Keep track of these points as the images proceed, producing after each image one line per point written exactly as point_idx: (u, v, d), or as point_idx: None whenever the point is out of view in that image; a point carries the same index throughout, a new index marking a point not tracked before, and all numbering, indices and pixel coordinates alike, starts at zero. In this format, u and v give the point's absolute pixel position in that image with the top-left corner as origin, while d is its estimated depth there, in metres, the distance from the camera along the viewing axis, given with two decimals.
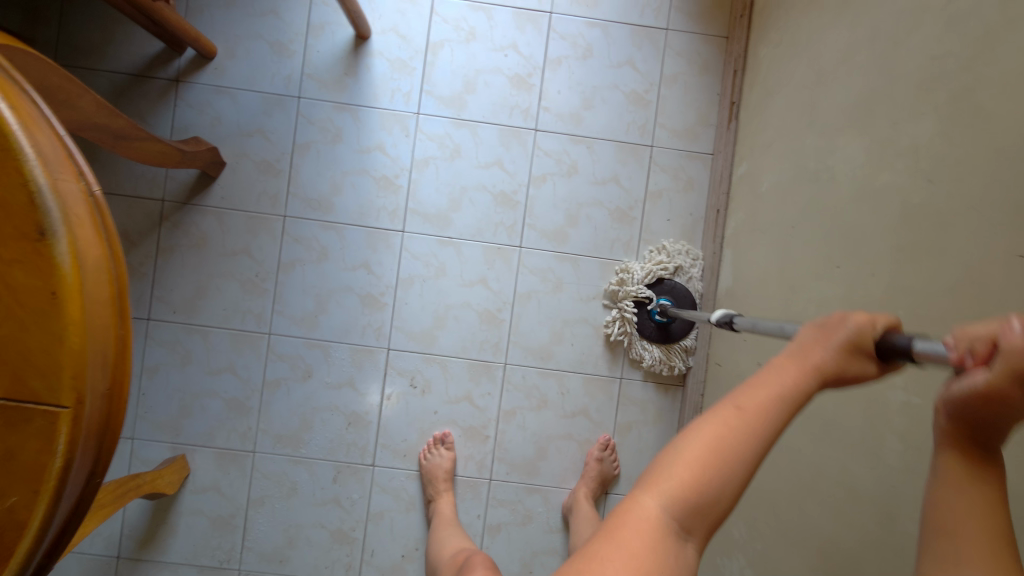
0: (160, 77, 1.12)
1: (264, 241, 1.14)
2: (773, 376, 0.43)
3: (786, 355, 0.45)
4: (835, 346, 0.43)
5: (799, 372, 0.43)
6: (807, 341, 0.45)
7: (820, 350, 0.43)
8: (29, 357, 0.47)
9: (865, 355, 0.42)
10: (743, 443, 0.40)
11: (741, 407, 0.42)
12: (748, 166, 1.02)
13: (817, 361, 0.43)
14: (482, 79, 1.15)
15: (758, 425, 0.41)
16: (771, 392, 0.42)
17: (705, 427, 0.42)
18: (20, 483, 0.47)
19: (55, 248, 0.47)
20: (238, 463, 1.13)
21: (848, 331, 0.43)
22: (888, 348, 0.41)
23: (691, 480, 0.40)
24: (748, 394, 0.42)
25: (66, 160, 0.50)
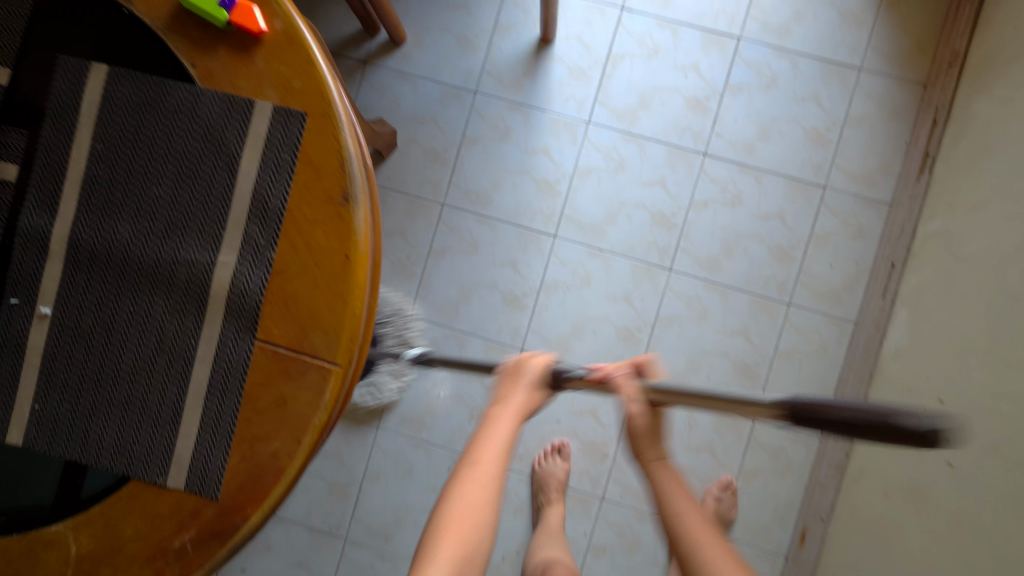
0: (351, 57, 1.17)
1: (420, 226, 1.17)
2: (496, 428, 0.63)
3: (496, 406, 0.66)
4: (524, 385, 0.67)
5: (506, 417, 0.64)
6: (510, 386, 0.68)
7: (517, 392, 0.66)
8: (314, 312, 0.49)
9: (540, 386, 0.68)
10: (489, 487, 0.58)
11: (475, 460, 0.60)
12: (942, 225, 0.98)
13: (518, 404, 0.66)
14: (659, 96, 1.14)
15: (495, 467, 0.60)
16: (501, 437, 0.62)
17: (465, 485, 0.58)
18: (286, 430, 0.49)
19: (354, 215, 0.49)
20: (362, 436, 1.17)
21: (522, 373, 0.68)
22: (552, 376, 0.68)
23: (465, 533, 0.55)
24: (483, 450, 0.61)
25: (357, 131, 0.50)
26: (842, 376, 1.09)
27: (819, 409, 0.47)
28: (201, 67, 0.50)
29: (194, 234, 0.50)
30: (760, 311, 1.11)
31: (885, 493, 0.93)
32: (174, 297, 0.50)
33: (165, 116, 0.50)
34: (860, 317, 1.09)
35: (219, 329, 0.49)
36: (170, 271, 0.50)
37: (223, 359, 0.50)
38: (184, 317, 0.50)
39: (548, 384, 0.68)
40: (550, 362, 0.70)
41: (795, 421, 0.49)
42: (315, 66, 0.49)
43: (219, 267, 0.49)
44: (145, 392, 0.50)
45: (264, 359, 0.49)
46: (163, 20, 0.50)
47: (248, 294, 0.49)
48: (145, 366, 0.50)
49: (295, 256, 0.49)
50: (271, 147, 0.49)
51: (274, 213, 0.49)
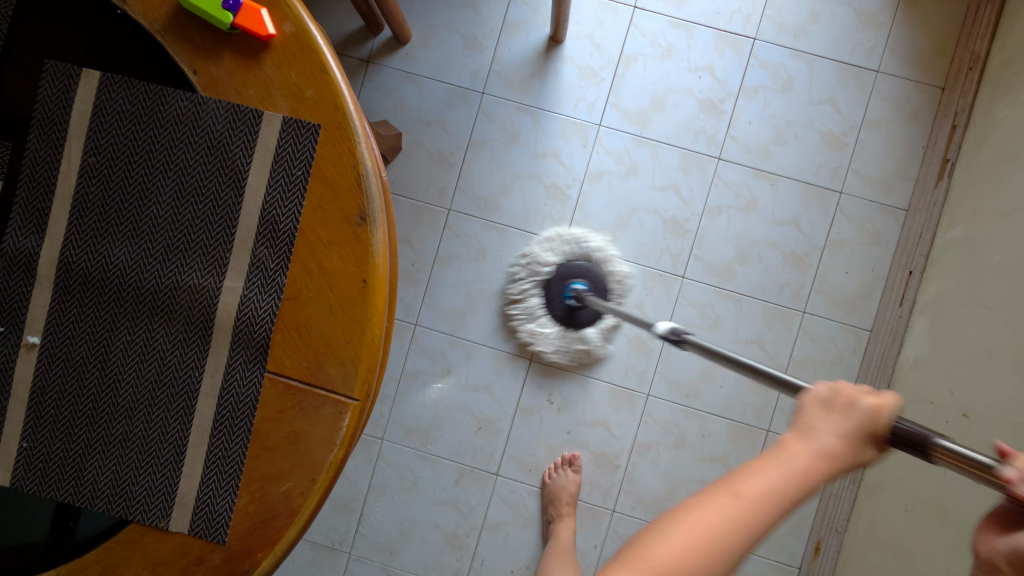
0: (352, 57, 1.13)
1: (425, 231, 1.12)
2: (777, 465, 0.39)
3: (794, 429, 0.41)
4: (848, 431, 0.40)
5: (805, 466, 0.39)
6: (833, 425, 0.40)
7: (831, 431, 0.40)
8: (331, 341, 0.45)
9: (868, 440, 0.40)
10: (731, 536, 0.37)
11: (735, 494, 0.38)
12: (964, 231, 0.95)
13: (826, 446, 0.39)
14: (672, 98, 1.10)
15: (751, 522, 0.37)
16: (770, 482, 0.38)
17: (697, 514, 0.38)
18: (300, 469, 0.45)
19: (372, 235, 0.45)
20: (366, 449, 1.13)
21: (861, 418, 0.40)
22: (900, 437, 0.39)
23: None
24: (746, 480, 0.39)
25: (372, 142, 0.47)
26: (857, 386, 1.06)
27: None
28: (204, 74, 0.46)
29: (197, 256, 0.46)
30: (775, 319, 1.09)
31: (906, 510, 0.89)
32: (176, 325, 0.46)
33: (164, 128, 0.46)
34: (876, 324, 1.07)
35: (226, 360, 0.46)
36: (172, 297, 0.46)
37: (230, 391, 0.46)
38: (187, 347, 0.46)
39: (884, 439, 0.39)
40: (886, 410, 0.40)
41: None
42: (329, 74, 0.45)
43: (225, 293, 0.45)
44: (145, 429, 0.46)
45: (275, 392, 0.46)
46: (160, 23, 0.46)
47: (256, 323, 0.45)
48: (145, 401, 0.46)
49: (309, 280, 0.45)
50: (281, 162, 0.45)
51: (285, 234, 0.45)
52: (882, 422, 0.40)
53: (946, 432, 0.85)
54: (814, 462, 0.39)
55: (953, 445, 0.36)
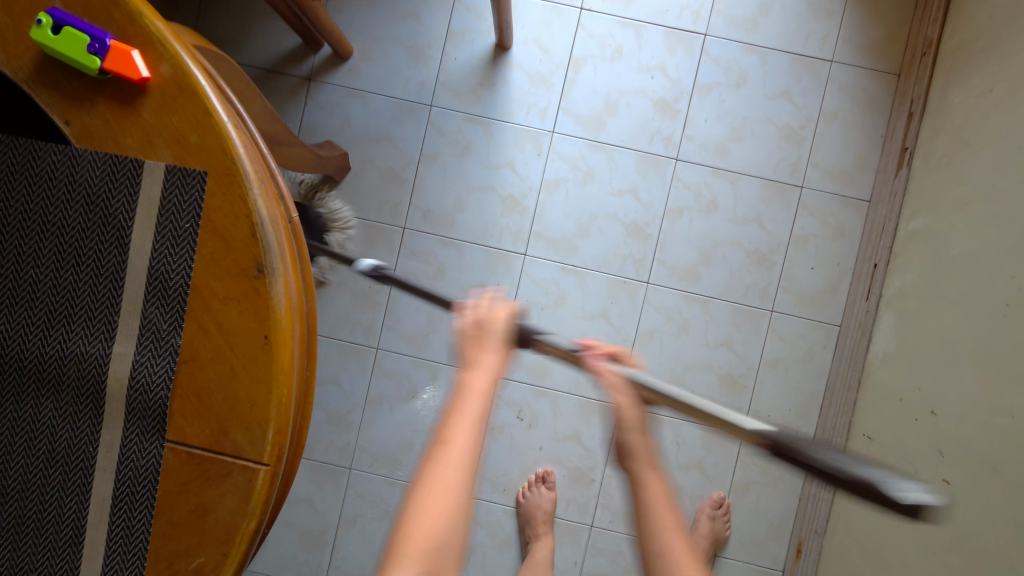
0: (294, 76, 1.09)
1: (381, 251, 1.09)
2: (466, 395, 0.52)
3: (467, 368, 0.54)
4: (491, 345, 0.55)
5: (483, 386, 0.52)
6: (490, 347, 0.55)
7: (490, 352, 0.55)
8: (235, 405, 0.42)
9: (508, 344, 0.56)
10: (463, 471, 0.48)
11: (443, 444, 0.49)
12: (925, 221, 0.93)
13: (491, 365, 0.54)
14: (624, 100, 1.08)
15: (467, 448, 0.49)
16: (470, 411, 0.51)
17: (435, 473, 0.48)
18: (210, 543, 0.42)
19: (272, 287, 0.42)
20: (334, 479, 1.09)
21: (489, 333, 0.56)
22: (518, 334, 0.57)
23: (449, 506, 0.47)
24: (453, 427, 0.50)
25: (268, 184, 0.43)
26: (830, 382, 1.04)
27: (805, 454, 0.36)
28: (78, 125, 0.42)
29: (83, 321, 0.42)
30: (742, 320, 1.06)
31: (881, 511, 0.87)
32: (64, 398, 0.42)
33: (36, 185, 0.42)
34: (845, 320, 1.05)
35: (122, 432, 0.42)
36: (58, 369, 0.42)
37: (128, 466, 0.42)
38: (79, 421, 0.42)
39: (514, 344, 0.57)
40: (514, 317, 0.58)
41: (775, 455, 0.39)
42: (213, 118, 0.42)
43: (115, 359, 0.42)
44: (39, 512, 0.42)
45: (179, 464, 0.42)
46: (25, 71, 0.42)
47: (153, 389, 0.42)
48: (36, 482, 0.42)
49: (207, 340, 0.42)
50: (167, 215, 0.42)
51: (176, 291, 0.42)
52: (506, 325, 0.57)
53: (918, 430, 0.83)
54: (486, 377, 0.53)
55: (554, 341, 0.56)
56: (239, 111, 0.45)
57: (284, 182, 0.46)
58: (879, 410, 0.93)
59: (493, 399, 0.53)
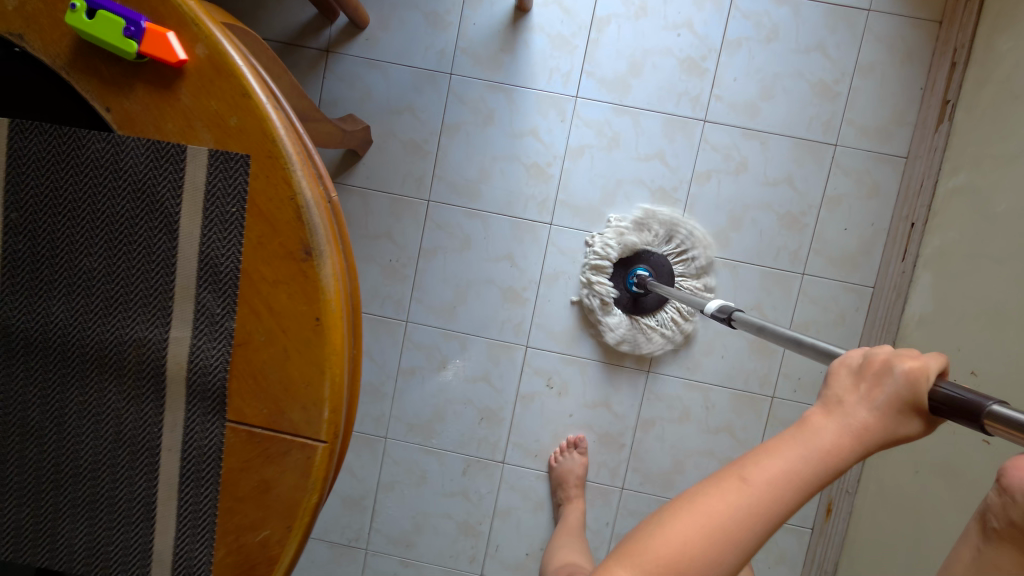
0: (311, 48, 1.07)
1: (407, 224, 1.09)
2: (794, 445, 0.36)
3: (823, 401, 0.37)
4: (880, 405, 0.35)
5: (828, 452, 0.35)
6: (886, 407, 0.35)
7: (861, 402, 0.35)
8: (291, 386, 0.43)
9: (909, 411, 0.34)
10: (741, 526, 0.35)
11: (734, 488, 0.36)
12: (968, 178, 0.90)
13: (856, 421, 0.35)
14: (650, 60, 1.04)
15: (764, 505, 0.35)
16: (784, 464, 0.36)
17: (703, 501, 0.36)
18: (274, 516, 0.44)
19: (320, 269, 0.42)
20: (371, 447, 1.13)
21: (895, 385, 0.34)
22: (946, 406, 0.32)
23: (694, 549, 0.34)
24: (757, 466, 0.36)
25: (311, 166, 0.43)
26: (863, 344, 1.03)
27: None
28: (118, 112, 0.43)
29: (140, 307, 0.43)
30: (773, 285, 1.05)
31: (916, 471, 0.87)
32: (126, 382, 0.44)
33: (84, 174, 0.43)
34: (879, 282, 1.03)
35: (183, 414, 0.44)
36: (118, 354, 0.43)
37: (192, 446, 0.44)
38: (142, 403, 0.44)
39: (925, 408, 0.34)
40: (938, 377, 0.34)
41: None
42: (252, 99, 0.41)
43: (173, 344, 0.43)
44: (110, 490, 0.44)
45: (239, 442, 0.44)
46: (63, 58, 0.42)
47: (210, 372, 0.43)
48: (107, 461, 0.44)
49: (259, 323, 0.43)
50: (213, 200, 0.42)
51: (228, 276, 0.43)
52: (922, 390, 0.34)
53: None
54: (840, 440, 0.35)
55: (1009, 412, 0.30)
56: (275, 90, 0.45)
57: (323, 163, 0.46)
58: None
59: (829, 475, 0.35)
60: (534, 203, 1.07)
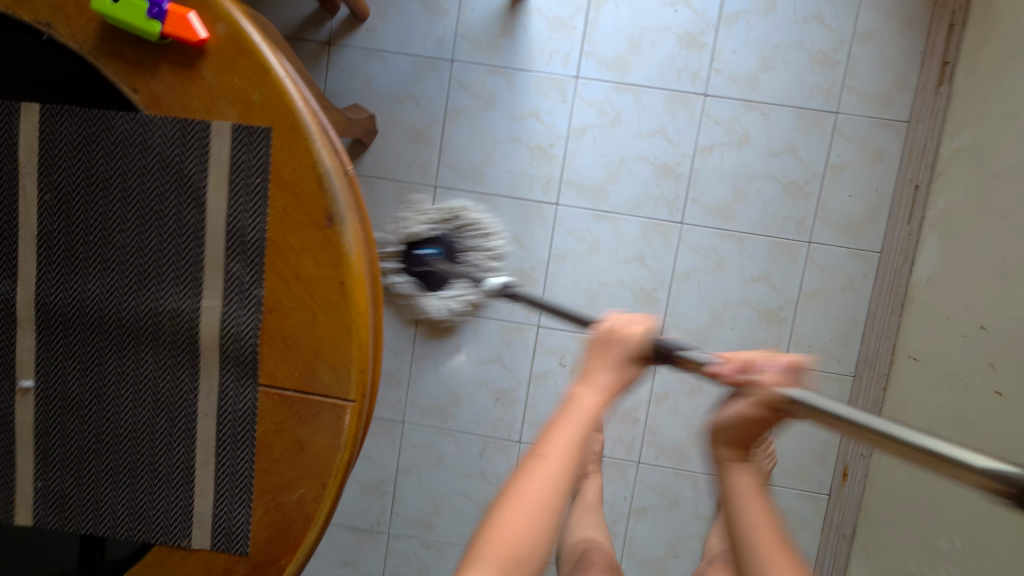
0: (312, 41, 1.09)
1: (414, 211, 1.11)
2: (571, 418, 0.51)
3: (581, 380, 0.55)
4: (615, 362, 0.54)
5: (588, 409, 0.52)
6: (615, 365, 0.54)
7: (606, 369, 0.54)
8: (320, 348, 0.45)
9: (631, 362, 0.55)
10: (553, 490, 0.47)
11: (538, 456, 0.49)
12: (970, 138, 0.90)
13: (606, 381, 0.53)
14: (648, 38, 1.05)
15: (563, 466, 0.48)
16: (569, 430, 0.50)
17: (525, 487, 0.47)
18: (309, 476, 0.46)
19: (342, 235, 0.44)
20: (388, 432, 1.15)
21: (620, 348, 0.55)
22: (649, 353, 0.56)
23: (530, 516, 0.46)
24: (551, 442, 0.50)
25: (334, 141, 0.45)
26: (872, 308, 1.04)
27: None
28: (144, 92, 0.44)
29: (171, 279, 0.45)
30: (779, 255, 1.06)
31: (930, 428, 0.88)
32: (163, 351, 0.46)
33: (113, 153, 0.44)
34: (886, 246, 1.03)
35: (218, 379, 0.46)
36: (154, 325, 0.46)
37: (227, 410, 0.46)
38: (178, 371, 0.46)
39: (641, 358, 0.55)
40: (643, 335, 0.56)
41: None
42: (271, 74, 0.43)
43: (205, 313, 0.45)
44: (150, 457, 0.46)
45: (273, 405, 0.46)
46: (89, 43, 0.44)
47: (242, 338, 0.45)
48: (146, 429, 0.46)
49: (287, 290, 0.45)
50: (238, 172, 0.44)
51: (254, 245, 0.44)
52: (635, 345, 0.55)
53: (966, 345, 0.83)
54: (597, 397, 0.53)
55: (691, 353, 0.53)
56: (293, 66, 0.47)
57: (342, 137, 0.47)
58: (926, 332, 0.93)
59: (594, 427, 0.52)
60: (539, 183, 1.09)
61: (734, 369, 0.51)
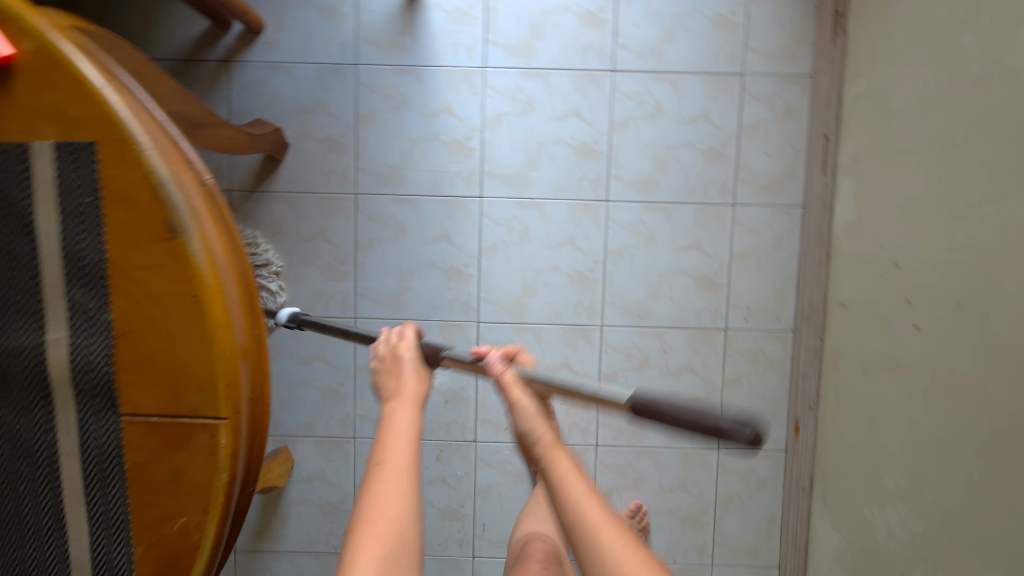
0: (210, 60, 1.06)
1: (338, 222, 1.08)
2: (404, 414, 0.58)
3: (389, 399, 0.60)
4: (409, 368, 0.62)
5: (408, 409, 0.58)
6: (409, 371, 0.62)
7: (405, 379, 0.61)
8: (181, 367, 0.42)
9: (419, 365, 0.63)
10: (403, 483, 0.53)
11: (379, 461, 0.55)
12: (866, 83, 0.92)
13: (410, 388, 0.60)
14: (549, 21, 1.05)
15: (402, 461, 0.54)
16: (401, 432, 0.57)
17: (374, 489, 0.53)
18: (189, 503, 0.43)
19: (188, 245, 0.41)
20: (341, 450, 1.12)
21: (405, 357, 0.63)
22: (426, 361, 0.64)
23: (399, 503, 0.52)
24: (386, 448, 0.55)
25: (174, 148, 0.43)
26: (803, 263, 1.05)
27: (655, 407, 0.51)
28: None
29: (13, 315, 0.43)
30: (707, 220, 1.07)
31: (864, 371, 0.89)
32: (15, 392, 0.43)
33: None
34: (807, 199, 1.04)
35: (76, 415, 0.43)
36: (2, 366, 0.43)
37: (91, 445, 0.43)
38: (34, 412, 0.44)
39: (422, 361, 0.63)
40: (418, 341, 0.66)
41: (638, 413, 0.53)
42: (87, 86, 0.41)
43: (52, 346, 0.43)
44: (17, 504, 0.44)
45: (141, 434, 0.43)
46: None
47: (96, 367, 0.43)
48: (10, 475, 0.44)
49: (139, 310, 0.42)
50: (67, 194, 0.42)
51: (95, 268, 0.42)
52: (413, 351, 0.64)
53: (886, 286, 0.84)
54: (410, 398, 0.59)
55: (453, 352, 0.64)
56: (125, 78, 0.44)
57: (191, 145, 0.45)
58: (852, 278, 0.93)
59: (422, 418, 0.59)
60: (460, 178, 1.07)
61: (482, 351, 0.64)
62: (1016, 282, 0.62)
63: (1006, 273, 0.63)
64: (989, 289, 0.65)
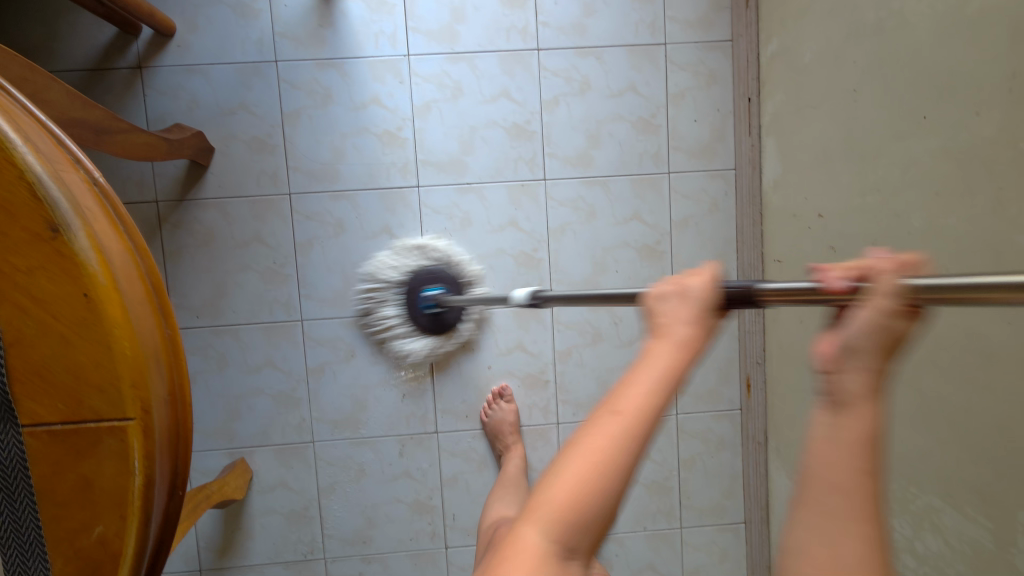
0: (121, 67, 1.02)
1: (274, 224, 1.06)
2: (662, 359, 0.45)
3: (655, 336, 0.47)
4: (692, 315, 0.46)
5: (666, 360, 0.45)
6: (691, 312, 0.47)
7: (682, 319, 0.46)
8: (79, 371, 0.41)
9: (710, 310, 0.47)
10: (619, 450, 0.42)
11: (615, 410, 0.44)
12: (779, 43, 0.94)
13: (681, 334, 0.46)
14: (469, 3, 1.04)
15: (632, 426, 0.43)
16: (649, 379, 0.44)
17: (589, 440, 0.43)
18: (104, 511, 0.42)
19: (75, 244, 0.40)
20: (300, 456, 1.10)
21: (696, 291, 0.47)
22: (729, 298, 0.48)
23: (596, 468, 0.42)
24: (625, 395, 0.44)
25: (58, 150, 0.42)
26: (740, 224, 1.08)
27: None
28: None
29: None
30: (644, 190, 1.08)
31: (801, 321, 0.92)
32: None
33: None
34: (738, 161, 1.07)
35: None
36: None
37: None
38: None
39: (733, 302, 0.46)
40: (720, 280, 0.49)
41: None
42: None
43: None
44: None
45: (44, 446, 0.41)
46: None
47: None
48: None
49: (27, 316, 0.40)
50: None
51: None
52: (717, 289, 0.48)
53: (813, 237, 0.87)
54: (675, 348, 0.46)
55: (774, 285, 0.45)
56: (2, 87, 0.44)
57: (78, 147, 0.45)
58: (783, 233, 0.96)
59: (685, 373, 0.45)
60: (395, 169, 1.06)
61: (847, 271, 0.42)
62: (922, 217, 0.65)
63: (913, 211, 0.66)
64: (900, 228, 0.68)
